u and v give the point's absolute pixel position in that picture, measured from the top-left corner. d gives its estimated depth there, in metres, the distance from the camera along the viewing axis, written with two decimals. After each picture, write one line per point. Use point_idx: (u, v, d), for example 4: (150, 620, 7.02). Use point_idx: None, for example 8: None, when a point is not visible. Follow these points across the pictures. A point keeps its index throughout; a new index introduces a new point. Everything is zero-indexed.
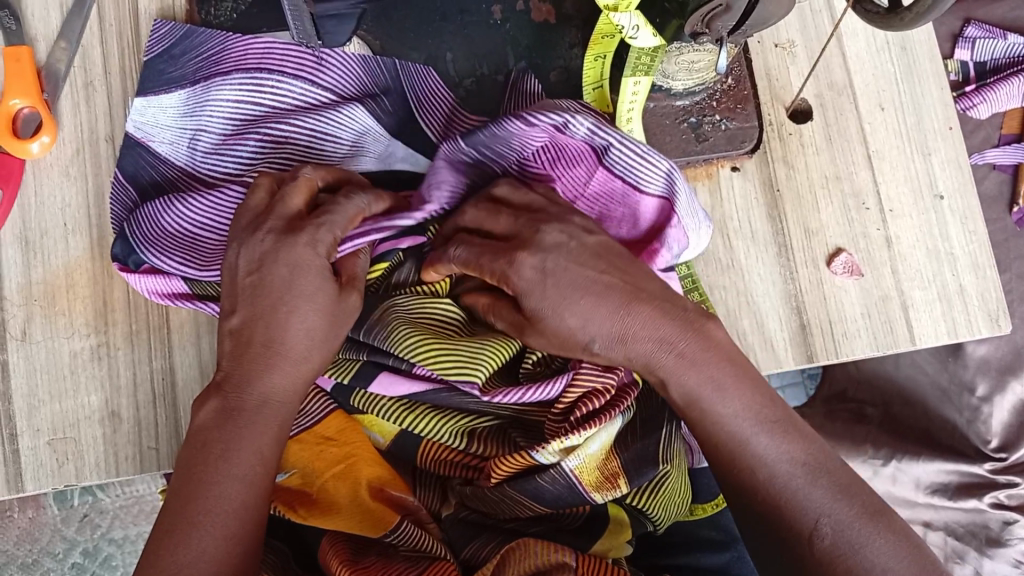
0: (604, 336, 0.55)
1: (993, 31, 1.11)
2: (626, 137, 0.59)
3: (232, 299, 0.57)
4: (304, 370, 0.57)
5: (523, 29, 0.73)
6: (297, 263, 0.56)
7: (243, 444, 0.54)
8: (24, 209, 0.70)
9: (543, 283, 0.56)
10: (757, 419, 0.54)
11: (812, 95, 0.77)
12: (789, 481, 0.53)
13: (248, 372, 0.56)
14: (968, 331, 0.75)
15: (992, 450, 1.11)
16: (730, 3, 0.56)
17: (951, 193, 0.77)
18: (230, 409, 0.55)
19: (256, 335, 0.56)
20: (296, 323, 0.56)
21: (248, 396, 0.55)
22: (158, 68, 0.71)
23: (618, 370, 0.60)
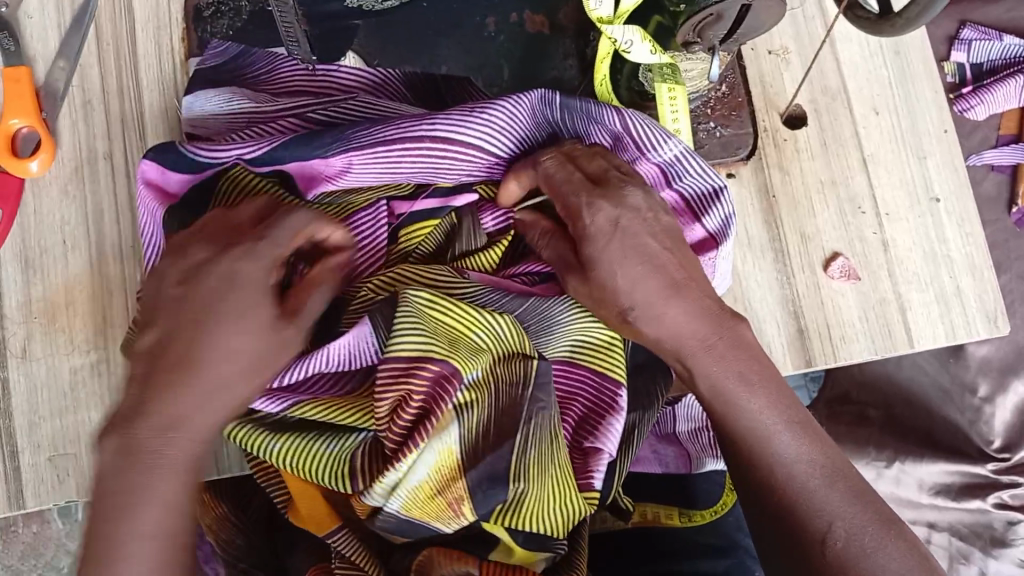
0: (643, 304, 0.54)
1: (989, 33, 1.11)
2: (707, 169, 0.60)
3: (152, 313, 0.53)
4: (225, 399, 0.52)
5: (517, 40, 0.74)
6: (234, 275, 0.52)
7: (148, 491, 0.50)
8: (24, 226, 0.71)
9: (612, 235, 0.54)
10: (780, 415, 0.55)
11: (806, 101, 0.77)
12: (806, 481, 0.53)
13: (158, 399, 0.50)
14: (967, 333, 0.75)
15: (995, 450, 1.11)
16: (721, 11, 0.57)
17: (947, 196, 0.77)
18: (133, 452, 0.50)
19: (167, 356, 0.51)
20: (206, 345, 0.51)
21: (153, 425, 0.50)
22: (208, 74, 0.69)
23: (409, 378, 0.55)
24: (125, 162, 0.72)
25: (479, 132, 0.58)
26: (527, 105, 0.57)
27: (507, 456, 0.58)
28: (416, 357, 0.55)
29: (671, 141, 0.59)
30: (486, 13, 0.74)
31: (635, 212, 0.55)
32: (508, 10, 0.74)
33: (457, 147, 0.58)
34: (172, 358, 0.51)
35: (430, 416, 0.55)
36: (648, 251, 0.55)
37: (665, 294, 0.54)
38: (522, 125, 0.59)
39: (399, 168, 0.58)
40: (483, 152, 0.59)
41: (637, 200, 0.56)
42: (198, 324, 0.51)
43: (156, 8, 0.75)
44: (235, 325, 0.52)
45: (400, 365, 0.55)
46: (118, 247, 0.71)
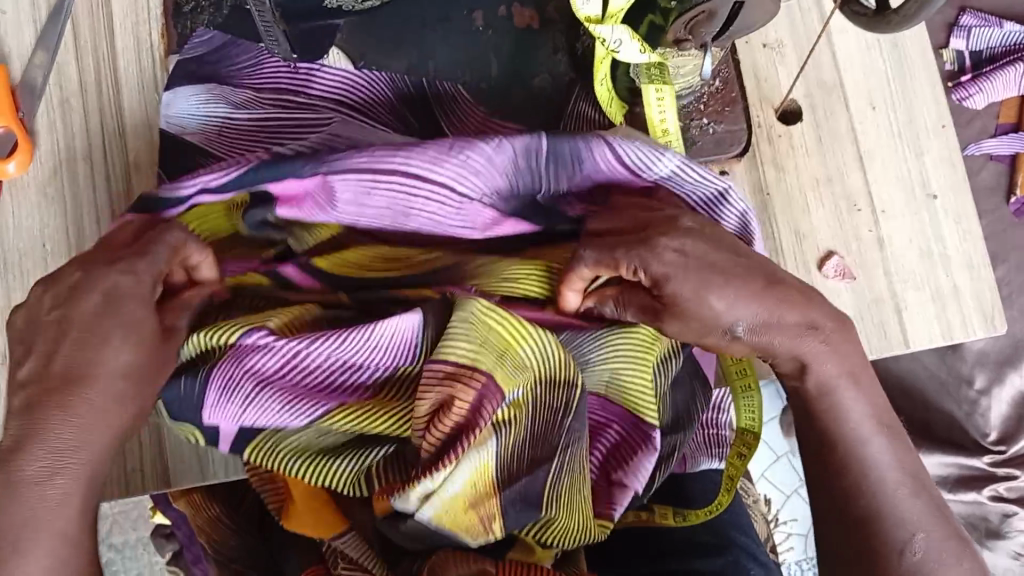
0: (750, 324, 0.51)
1: (988, 19, 1.09)
2: (710, 175, 0.54)
3: (32, 333, 0.50)
4: (122, 413, 0.49)
5: (506, 35, 0.72)
6: (116, 291, 0.49)
7: (40, 516, 0.47)
8: (2, 229, 0.69)
9: (687, 266, 0.49)
10: (876, 423, 0.54)
11: (801, 95, 0.76)
12: (894, 490, 0.53)
13: (47, 417, 0.48)
14: (964, 332, 0.74)
15: (991, 443, 1.10)
16: (713, 9, 0.55)
17: (944, 192, 0.75)
18: (13, 476, 0.47)
19: (47, 378, 0.48)
20: (99, 362, 0.48)
21: (49, 444, 0.47)
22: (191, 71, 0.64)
23: (460, 382, 0.51)
24: (104, 162, 0.71)
25: (457, 175, 0.52)
26: (504, 147, 0.52)
27: (544, 480, 0.55)
28: (463, 365, 0.51)
29: (667, 154, 0.53)
30: (473, 6, 0.73)
31: (694, 235, 0.51)
32: (496, 4, 0.73)
33: (430, 187, 0.53)
34: (34, 383, 0.48)
35: (474, 426, 0.51)
36: (723, 266, 0.50)
37: (764, 294, 0.50)
38: (504, 165, 0.53)
39: (371, 198, 0.53)
40: (463, 198, 0.53)
41: (691, 223, 0.51)
42: (100, 331, 0.49)
43: (135, 4, 0.73)
44: (128, 337, 0.49)
45: (447, 369, 0.51)
46: None
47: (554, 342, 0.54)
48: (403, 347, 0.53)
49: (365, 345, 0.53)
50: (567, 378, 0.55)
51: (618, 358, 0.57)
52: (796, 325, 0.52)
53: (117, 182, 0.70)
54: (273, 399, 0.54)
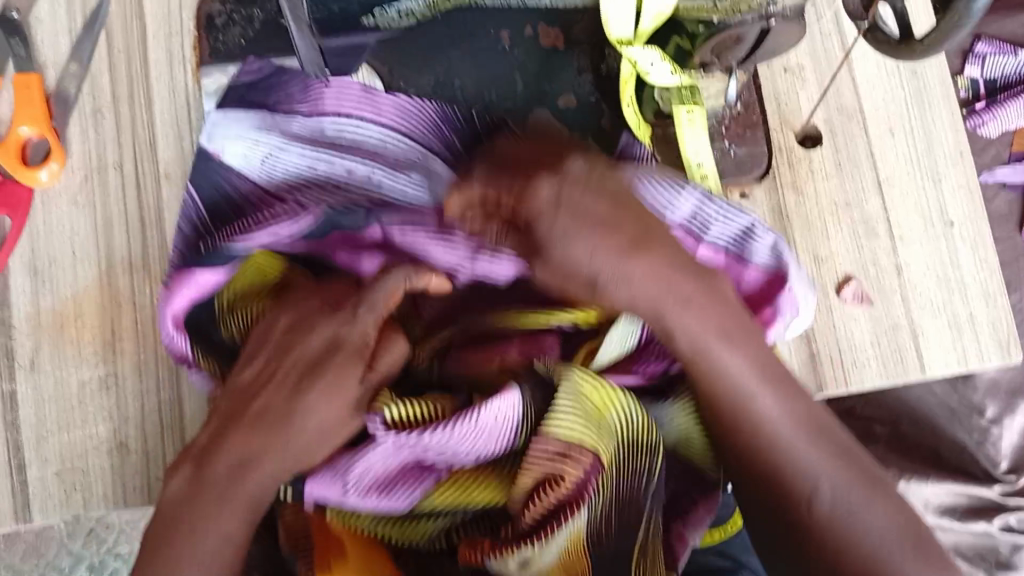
0: (610, 271, 0.51)
1: (1003, 48, 1.10)
2: (731, 208, 0.61)
3: (258, 345, 0.58)
4: (300, 460, 0.55)
5: (531, 54, 0.73)
6: (336, 342, 0.56)
7: (217, 516, 0.53)
8: (33, 236, 0.70)
9: (556, 211, 0.50)
10: (758, 375, 0.55)
11: (821, 120, 0.77)
12: (798, 451, 0.54)
13: (236, 438, 0.55)
14: (979, 360, 0.75)
15: (1002, 472, 1.10)
16: (740, 34, 0.57)
17: (961, 220, 0.76)
18: (204, 478, 0.54)
19: (237, 412, 0.56)
20: (311, 415, 0.55)
21: (227, 464, 0.54)
22: (240, 99, 0.66)
23: (567, 458, 0.56)
24: (134, 172, 0.72)
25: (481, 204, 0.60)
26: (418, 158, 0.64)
27: (632, 541, 0.58)
28: (573, 442, 0.57)
29: (687, 188, 0.60)
30: (499, 27, 0.74)
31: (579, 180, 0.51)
32: (523, 24, 0.74)
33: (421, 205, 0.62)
34: (273, 403, 0.55)
35: (577, 499, 0.56)
36: (596, 213, 0.50)
37: (624, 251, 0.51)
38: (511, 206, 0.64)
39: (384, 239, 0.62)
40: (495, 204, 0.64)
41: (579, 166, 0.52)
42: (311, 380, 0.56)
43: (168, 16, 0.74)
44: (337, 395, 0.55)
45: (557, 446, 0.56)
46: (127, 260, 0.71)
47: (641, 410, 0.59)
48: (505, 429, 0.57)
49: (471, 433, 0.56)
50: (648, 443, 0.59)
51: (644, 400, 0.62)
52: (660, 281, 0.52)
53: (147, 192, 0.72)
54: (379, 484, 0.58)
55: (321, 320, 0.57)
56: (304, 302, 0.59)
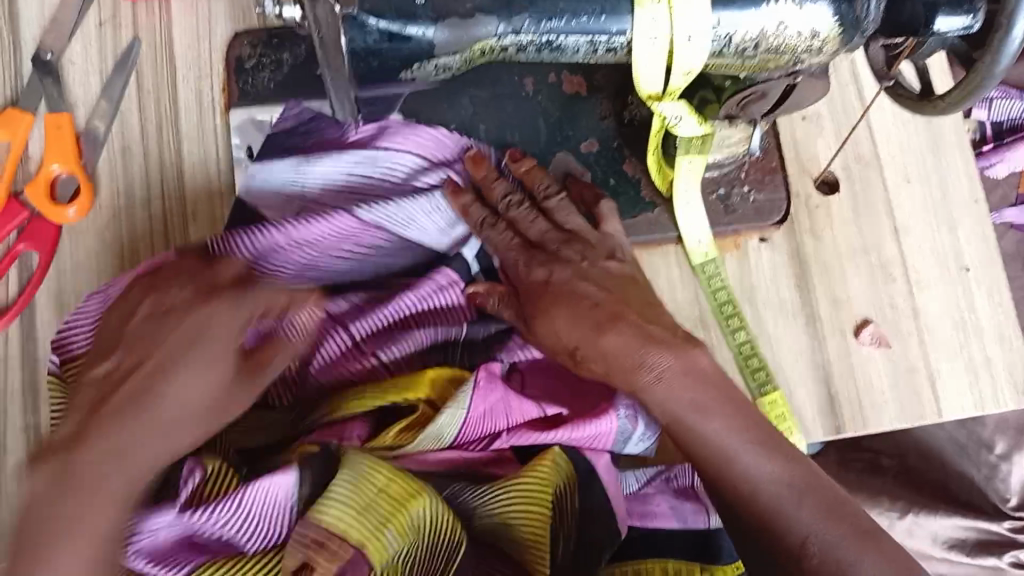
0: (586, 343, 0.62)
1: (1010, 91, 1.11)
2: None
3: (159, 299, 0.56)
4: (162, 446, 0.52)
5: (555, 100, 0.74)
6: (207, 322, 0.55)
7: (87, 522, 0.49)
8: (59, 272, 0.71)
9: (545, 289, 0.65)
10: (744, 436, 0.57)
11: (839, 167, 0.78)
12: (778, 500, 0.54)
13: (108, 426, 0.51)
14: (995, 404, 0.75)
15: (1012, 508, 1.10)
16: (766, 89, 0.59)
17: (976, 265, 0.77)
18: (63, 472, 0.49)
19: (106, 387, 0.53)
20: (184, 379, 0.53)
21: (93, 453, 0.50)
22: (281, 142, 0.70)
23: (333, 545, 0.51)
24: (162, 212, 0.73)
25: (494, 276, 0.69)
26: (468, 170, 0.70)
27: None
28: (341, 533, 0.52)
29: None
30: (524, 72, 0.75)
31: (567, 267, 0.66)
32: (547, 70, 0.75)
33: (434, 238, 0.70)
34: (98, 391, 0.53)
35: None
36: (583, 296, 0.64)
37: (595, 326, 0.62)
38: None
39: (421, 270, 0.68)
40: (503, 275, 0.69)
41: (571, 255, 0.67)
42: (180, 355, 0.54)
43: (198, 58, 0.75)
44: (212, 363, 0.54)
45: (316, 535, 0.51)
46: None
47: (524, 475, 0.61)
48: (276, 501, 0.54)
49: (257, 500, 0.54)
50: (447, 549, 0.56)
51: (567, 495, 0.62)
52: (635, 340, 0.61)
53: (172, 231, 0.72)
54: (163, 553, 0.54)
55: (205, 301, 0.56)
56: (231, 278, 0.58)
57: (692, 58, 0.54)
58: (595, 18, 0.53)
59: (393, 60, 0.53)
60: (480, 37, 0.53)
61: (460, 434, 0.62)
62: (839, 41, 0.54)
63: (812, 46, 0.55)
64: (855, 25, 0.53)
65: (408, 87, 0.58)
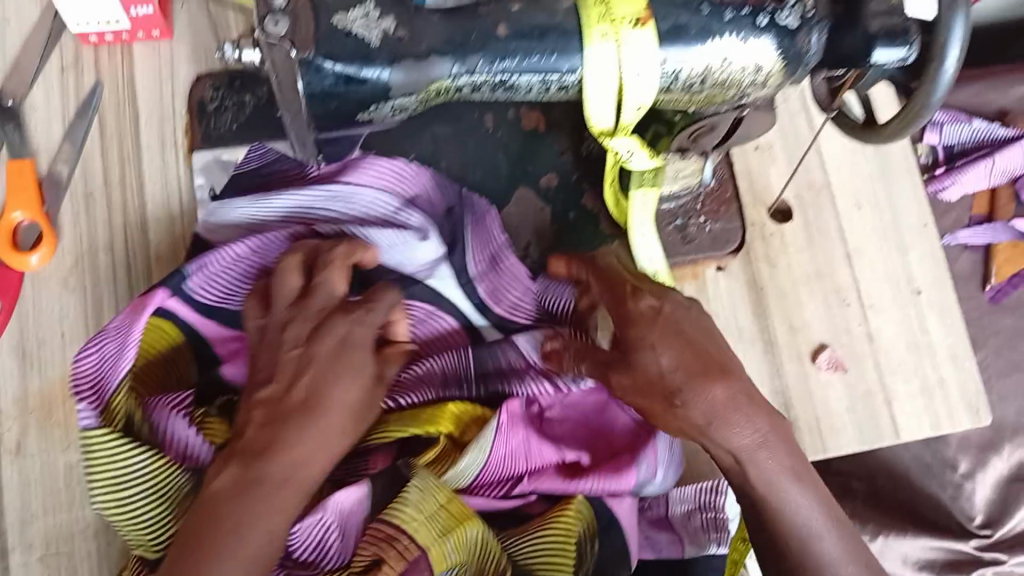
0: (685, 387, 0.58)
1: (958, 117, 1.14)
2: None
3: (297, 312, 0.60)
4: (327, 446, 0.57)
5: (514, 136, 0.76)
6: (349, 338, 0.59)
7: (259, 519, 0.53)
8: (22, 317, 0.71)
9: (655, 321, 0.60)
10: (786, 466, 0.60)
11: (792, 196, 0.80)
12: (807, 530, 0.60)
13: (288, 432, 0.56)
14: (951, 424, 0.77)
15: (977, 527, 1.12)
16: (714, 123, 0.61)
17: (927, 287, 0.79)
18: (250, 479, 0.54)
19: (288, 401, 0.57)
20: (332, 388, 0.58)
21: (273, 463, 0.55)
22: (247, 186, 0.72)
23: (393, 540, 0.57)
24: (125, 255, 0.73)
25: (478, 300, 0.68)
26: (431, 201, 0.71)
27: None
28: (402, 530, 0.58)
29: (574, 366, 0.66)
30: (483, 109, 0.76)
31: (679, 304, 0.61)
32: (505, 107, 0.77)
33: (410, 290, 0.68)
34: (269, 408, 0.57)
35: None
36: (687, 334, 0.60)
37: (700, 371, 0.58)
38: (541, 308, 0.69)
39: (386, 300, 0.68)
40: (495, 303, 0.69)
41: (681, 298, 0.62)
42: (333, 370, 0.58)
43: (161, 102, 0.76)
44: (357, 378, 0.59)
45: (386, 530, 0.58)
46: None
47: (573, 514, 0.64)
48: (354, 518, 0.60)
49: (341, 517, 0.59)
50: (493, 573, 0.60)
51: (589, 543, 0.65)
52: (719, 390, 0.58)
53: (137, 273, 0.73)
54: None
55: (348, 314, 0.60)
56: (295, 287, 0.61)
57: (642, 94, 0.55)
58: (546, 58, 0.54)
59: (351, 103, 0.54)
60: (435, 77, 0.54)
61: (483, 474, 0.64)
62: (783, 73, 0.56)
63: (756, 80, 0.57)
64: (797, 59, 0.56)
65: (367, 129, 0.59)
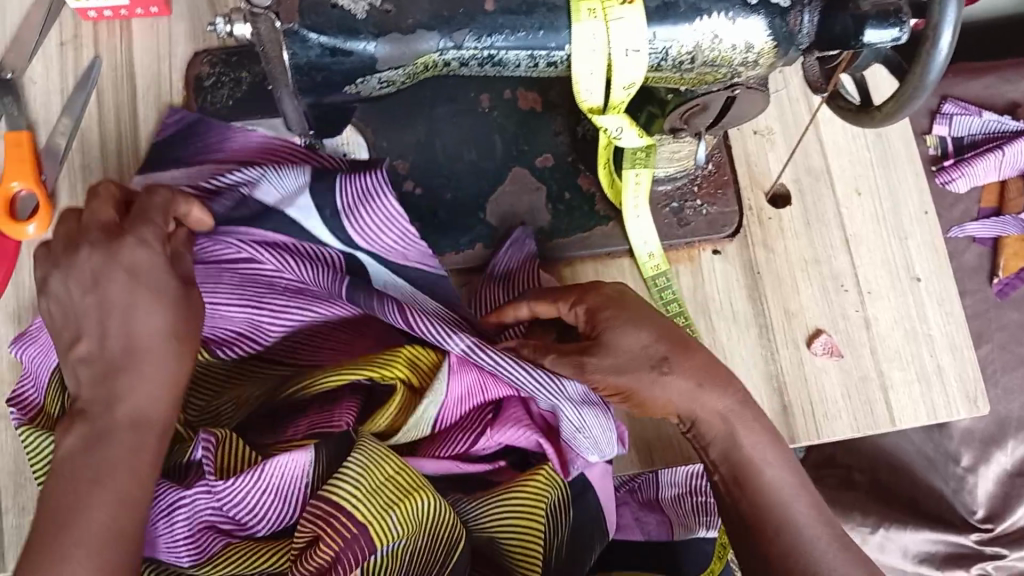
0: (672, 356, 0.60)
1: (968, 108, 1.12)
2: (567, 382, 0.59)
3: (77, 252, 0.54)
4: (160, 379, 0.53)
5: (510, 116, 0.76)
6: (137, 265, 0.54)
7: (107, 470, 0.51)
8: (18, 285, 0.71)
9: (620, 301, 0.62)
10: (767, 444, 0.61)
11: (790, 180, 0.80)
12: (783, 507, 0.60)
13: (121, 381, 0.52)
14: (948, 413, 0.76)
15: (979, 520, 1.10)
16: (706, 103, 0.60)
17: (927, 275, 0.79)
18: (96, 434, 0.52)
19: (107, 353, 0.53)
20: (139, 325, 0.53)
21: (120, 423, 0.52)
22: (174, 149, 0.72)
23: (332, 519, 0.55)
24: None
25: (343, 230, 0.63)
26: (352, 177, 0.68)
27: None
28: (342, 510, 0.56)
29: (454, 336, 0.59)
30: (479, 90, 0.76)
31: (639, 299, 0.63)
32: (502, 87, 0.76)
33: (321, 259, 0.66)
34: (93, 364, 0.53)
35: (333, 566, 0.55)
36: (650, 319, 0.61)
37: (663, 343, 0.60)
38: (420, 251, 0.64)
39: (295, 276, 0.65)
40: (360, 237, 0.63)
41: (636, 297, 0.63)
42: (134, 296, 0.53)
43: (158, 77, 0.76)
44: (156, 301, 0.53)
45: (325, 507, 0.56)
46: None
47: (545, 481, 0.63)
48: (292, 480, 0.58)
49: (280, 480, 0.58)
50: (447, 543, 0.59)
51: (556, 506, 0.64)
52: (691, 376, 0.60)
53: None
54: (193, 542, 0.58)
55: (134, 245, 0.54)
56: (88, 223, 0.55)
57: (633, 71, 0.55)
58: (534, 33, 0.54)
59: (337, 75, 0.54)
60: (422, 52, 0.54)
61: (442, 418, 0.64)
62: (774, 53, 0.56)
63: (748, 59, 0.56)
64: (789, 39, 0.55)
65: (356, 101, 0.59)
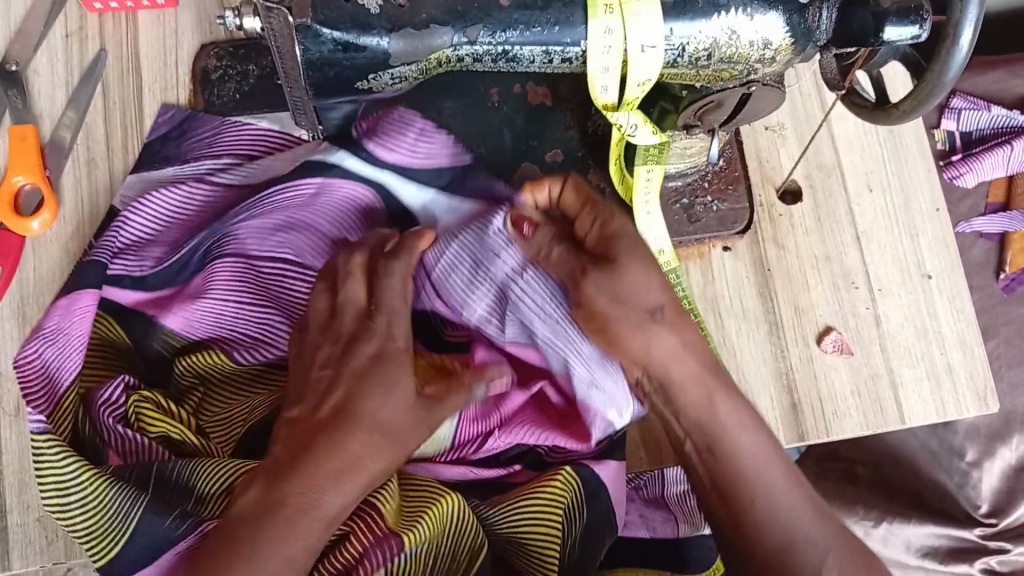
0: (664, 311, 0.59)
1: (977, 103, 1.11)
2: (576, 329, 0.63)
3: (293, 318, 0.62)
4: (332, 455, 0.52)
5: (520, 110, 0.75)
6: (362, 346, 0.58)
7: (270, 548, 0.49)
8: (22, 280, 0.71)
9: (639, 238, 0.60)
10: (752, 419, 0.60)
11: (801, 176, 0.79)
12: (761, 482, 0.58)
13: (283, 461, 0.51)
14: (957, 411, 0.76)
15: (983, 515, 1.10)
16: (721, 100, 0.59)
17: (938, 272, 0.78)
18: (269, 502, 0.51)
19: (315, 419, 0.56)
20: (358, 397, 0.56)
21: (289, 489, 0.51)
22: (161, 149, 0.73)
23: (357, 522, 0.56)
24: None
25: (368, 150, 0.69)
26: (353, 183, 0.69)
27: None
28: (365, 512, 0.57)
29: (478, 293, 0.65)
30: (489, 84, 0.75)
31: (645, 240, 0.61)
32: (512, 81, 0.75)
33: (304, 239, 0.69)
34: (297, 426, 0.56)
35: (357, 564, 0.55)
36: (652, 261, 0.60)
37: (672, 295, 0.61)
38: (441, 144, 0.71)
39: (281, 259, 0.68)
40: (387, 151, 0.69)
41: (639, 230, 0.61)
42: (365, 386, 0.57)
43: (164, 70, 0.75)
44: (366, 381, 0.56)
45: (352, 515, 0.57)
46: None
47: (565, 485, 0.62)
48: None
49: None
50: (470, 548, 0.59)
51: (575, 509, 0.62)
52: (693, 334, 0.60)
53: None
54: None
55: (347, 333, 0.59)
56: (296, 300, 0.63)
57: (647, 67, 0.55)
58: (549, 29, 0.53)
59: (348, 71, 0.54)
60: (436, 47, 0.53)
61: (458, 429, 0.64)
62: (791, 50, 0.55)
63: (765, 55, 0.55)
64: (807, 36, 0.54)
65: (367, 97, 0.58)
